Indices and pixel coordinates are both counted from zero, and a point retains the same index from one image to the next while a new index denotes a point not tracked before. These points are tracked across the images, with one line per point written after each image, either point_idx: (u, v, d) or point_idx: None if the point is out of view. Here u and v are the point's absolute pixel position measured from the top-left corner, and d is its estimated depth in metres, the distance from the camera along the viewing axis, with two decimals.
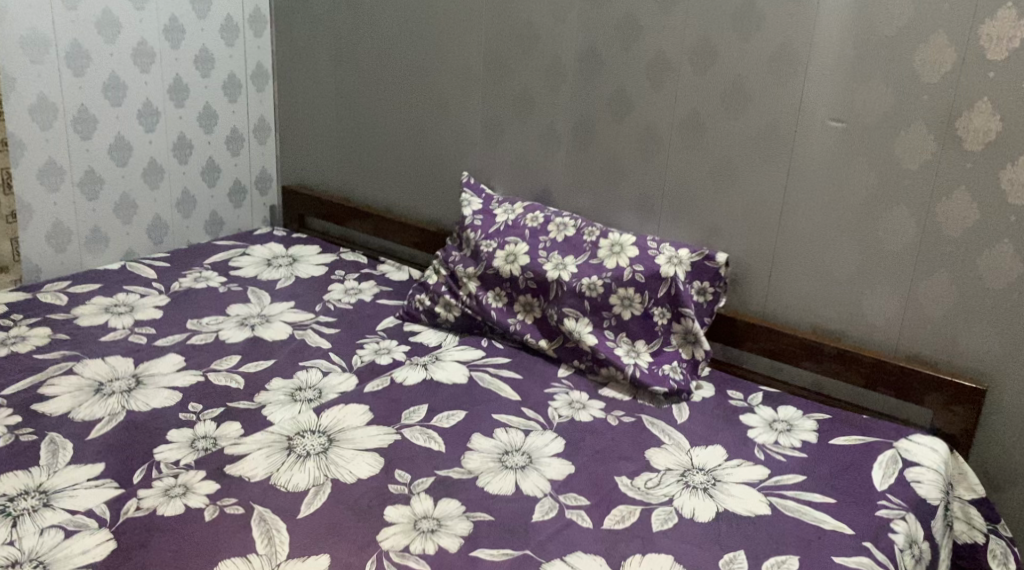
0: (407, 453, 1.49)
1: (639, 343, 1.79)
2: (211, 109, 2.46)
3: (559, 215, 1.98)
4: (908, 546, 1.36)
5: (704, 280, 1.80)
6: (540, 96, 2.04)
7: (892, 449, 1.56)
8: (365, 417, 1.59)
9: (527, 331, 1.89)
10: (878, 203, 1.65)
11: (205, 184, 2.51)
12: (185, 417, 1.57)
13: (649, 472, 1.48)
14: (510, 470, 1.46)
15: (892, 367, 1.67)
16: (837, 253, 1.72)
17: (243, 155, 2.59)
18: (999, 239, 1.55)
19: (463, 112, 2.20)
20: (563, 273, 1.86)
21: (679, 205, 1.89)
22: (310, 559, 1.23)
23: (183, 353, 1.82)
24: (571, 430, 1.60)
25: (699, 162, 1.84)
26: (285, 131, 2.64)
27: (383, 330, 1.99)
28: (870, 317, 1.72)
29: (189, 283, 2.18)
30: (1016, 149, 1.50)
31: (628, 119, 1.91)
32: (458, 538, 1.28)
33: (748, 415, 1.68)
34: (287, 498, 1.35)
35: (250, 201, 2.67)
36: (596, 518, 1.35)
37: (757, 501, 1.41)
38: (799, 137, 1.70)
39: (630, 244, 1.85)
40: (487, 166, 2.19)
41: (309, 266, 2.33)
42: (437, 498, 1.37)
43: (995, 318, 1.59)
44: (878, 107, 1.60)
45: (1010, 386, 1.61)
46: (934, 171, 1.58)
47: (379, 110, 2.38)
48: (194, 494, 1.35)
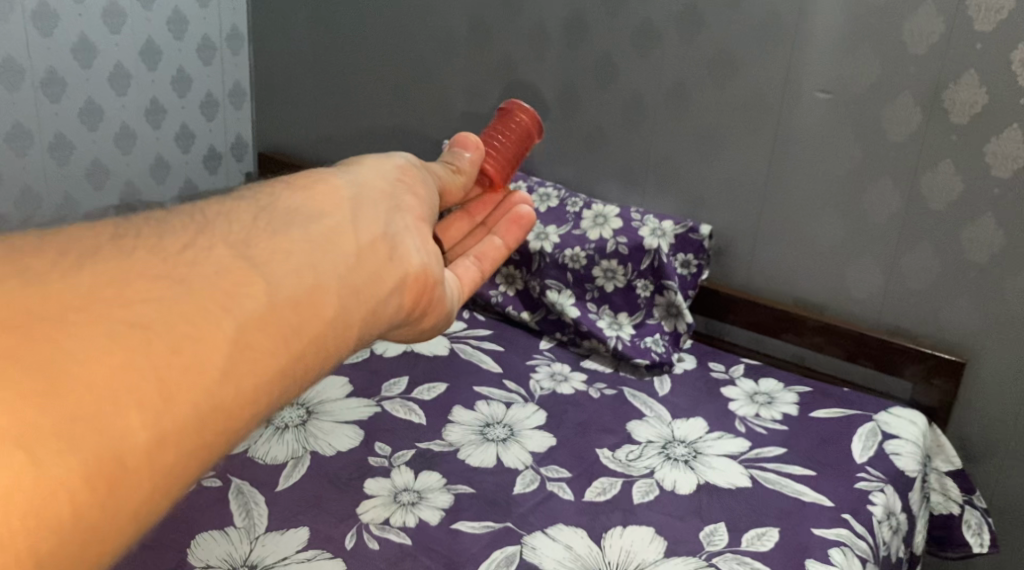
0: (387, 425, 1.47)
1: (621, 314, 1.79)
2: (185, 73, 2.40)
3: (542, 185, 1.95)
4: (887, 517, 1.37)
5: (688, 252, 1.79)
6: (524, 63, 2.00)
7: (872, 421, 1.57)
8: (344, 389, 1.57)
9: (509, 303, 1.87)
10: (863, 176, 1.64)
11: (179, 149, 2.46)
12: None
13: (630, 445, 1.48)
14: (491, 442, 1.45)
15: (874, 341, 1.68)
16: (821, 225, 1.72)
17: (219, 121, 2.54)
18: (982, 212, 1.54)
19: (445, 79, 2.16)
20: (546, 244, 1.84)
21: (664, 175, 1.87)
22: (289, 531, 1.21)
23: None
24: (552, 403, 1.59)
25: (684, 132, 1.82)
26: (263, 97, 2.58)
27: None
28: (852, 290, 1.73)
29: None
30: (1002, 120, 1.48)
31: (613, 88, 1.88)
32: (438, 510, 1.27)
33: (729, 388, 1.68)
34: (265, 471, 1.33)
35: (226, 168, 2.62)
36: (578, 490, 1.35)
37: (738, 474, 1.40)
38: (784, 107, 1.69)
39: (613, 214, 1.83)
40: (470, 135, 2.15)
41: None
42: (418, 471, 1.36)
43: (976, 291, 1.59)
44: (865, 78, 1.59)
45: (990, 359, 1.61)
46: (919, 143, 1.57)
47: (359, 75, 2.33)
48: None
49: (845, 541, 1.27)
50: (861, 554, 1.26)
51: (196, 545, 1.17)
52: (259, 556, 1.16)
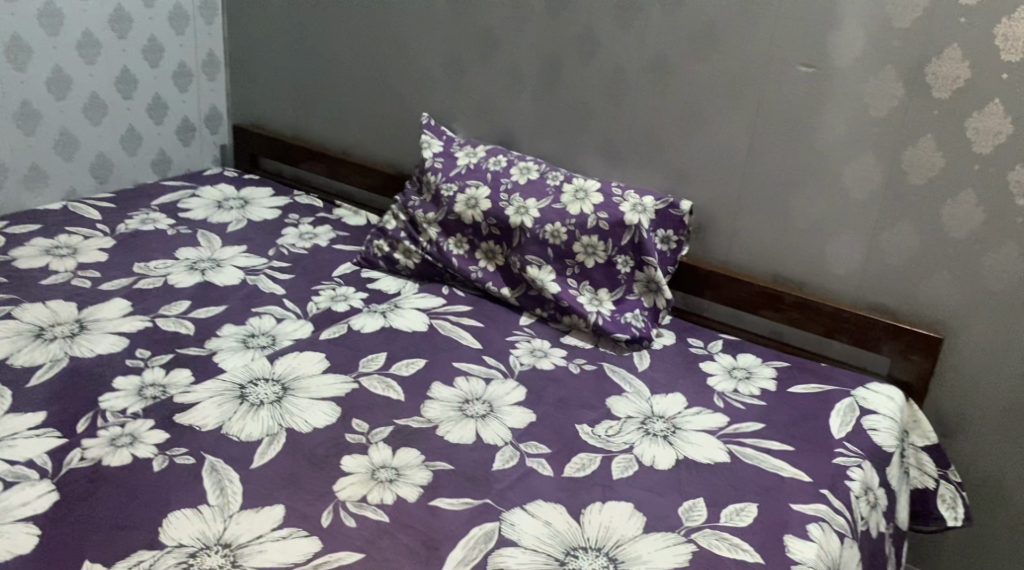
0: (364, 401, 1.45)
1: (602, 291, 1.77)
2: (156, 41, 2.34)
3: (522, 159, 1.93)
4: (864, 492, 1.37)
5: (669, 228, 1.78)
6: (504, 34, 1.97)
7: (850, 397, 1.57)
8: (321, 365, 1.55)
9: (488, 279, 1.85)
10: (845, 151, 1.63)
11: (152, 121, 2.41)
12: (133, 364, 1.52)
13: (609, 421, 1.47)
14: (470, 418, 1.43)
15: (852, 316, 1.68)
16: (802, 201, 1.71)
17: (192, 92, 2.49)
18: (962, 188, 1.54)
19: (424, 50, 2.12)
20: (526, 219, 1.81)
21: (645, 150, 1.86)
22: (265, 510, 1.20)
23: (130, 297, 1.76)
24: (532, 379, 1.58)
25: (666, 105, 1.80)
26: (237, 67, 2.53)
27: (340, 276, 1.94)
28: (831, 266, 1.72)
29: (136, 226, 2.09)
30: (984, 95, 1.48)
31: (595, 61, 1.86)
32: (416, 487, 1.26)
33: (708, 363, 1.67)
34: (240, 447, 1.31)
35: (200, 140, 2.57)
36: (557, 466, 1.34)
37: (717, 449, 1.40)
38: (767, 82, 1.67)
39: (594, 190, 1.81)
40: (449, 108, 2.13)
41: (262, 209, 2.26)
42: (396, 447, 1.35)
43: (954, 267, 1.59)
44: (848, 52, 1.57)
45: (967, 334, 1.62)
46: (902, 118, 1.56)
47: (335, 47, 2.29)
48: (142, 444, 1.30)
49: (823, 516, 1.28)
50: (838, 529, 1.27)
51: (169, 523, 1.16)
52: (233, 535, 1.15)
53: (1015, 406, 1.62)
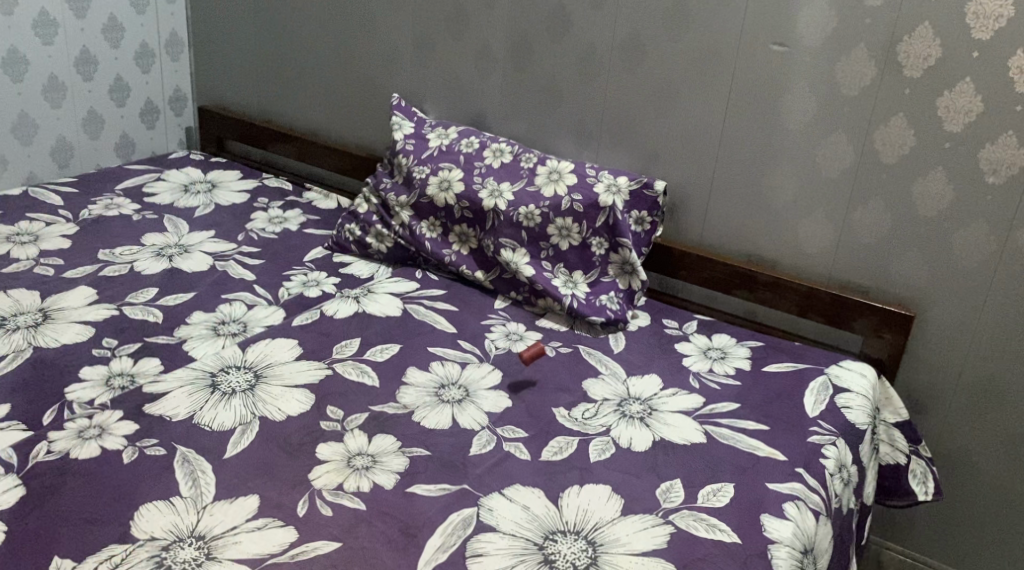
0: (338, 387, 1.44)
1: (576, 273, 1.77)
2: (117, 21, 2.28)
3: (495, 140, 1.91)
4: (838, 470, 1.38)
5: (643, 209, 1.77)
6: (475, 12, 1.94)
7: (824, 376, 1.58)
8: (293, 352, 1.52)
9: (462, 262, 1.84)
10: (818, 130, 1.63)
11: (114, 103, 2.35)
12: (99, 353, 1.49)
13: (586, 403, 1.46)
14: (446, 403, 1.42)
15: (825, 295, 1.68)
16: (774, 181, 1.71)
17: (155, 73, 2.43)
18: (933, 166, 1.55)
19: (392, 28, 2.08)
20: (499, 201, 1.80)
21: (619, 130, 1.85)
22: (238, 501, 1.18)
23: (95, 285, 1.72)
24: (508, 362, 1.57)
25: (639, 85, 1.79)
26: (201, 47, 2.48)
27: (311, 261, 1.92)
28: (804, 246, 1.73)
29: (100, 211, 2.05)
30: (954, 73, 1.48)
31: (566, 39, 1.84)
32: (393, 474, 1.25)
33: (683, 343, 1.68)
34: (212, 437, 1.29)
35: (164, 122, 2.51)
36: (535, 450, 1.33)
37: (693, 430, 1.41)
38: (740, 61, 1.66)
39: (568, 171, 1.80)
40: (420, 88, 2.10)
41: (229, 193, 2.22)
42: (371, 434, 1.33)
43: (925, 245, 1.60)
44: (820, 30, 1.57)
45: (937, 312, 1.64)
46: (874, 97, 1.56)
47: (302, 26, 2.25)
48: (110, 436, 1.27)
49: (799, 495, 1.29)
50: (814, 507, 1.28)
51: (140, 516, 1.14)
52: (207, 526, 1.13)
53: (983, 381, 1.64)
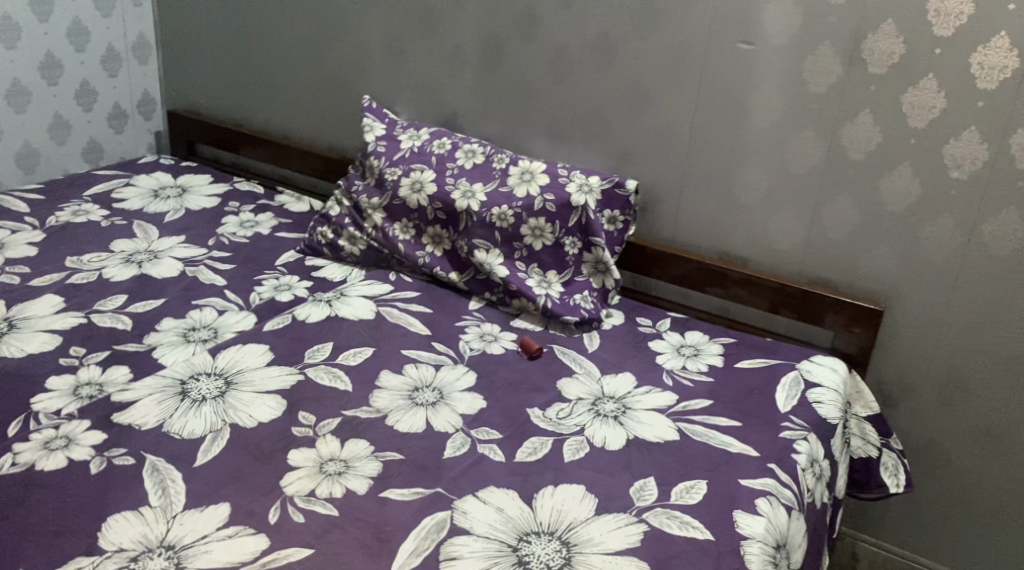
0: (311, 392, 1.43)
1: (550, 273, 1.77)
2: (82, 25, 2.25)
3: (467, 141, 1.90)
4: (810, 465, 1.39)
5: (615, 208, 1.78)
6: (445, 12, 1.94)
7: (796, 371, 1.59)
8: (265, 357, 1.51)
9: (436, 264, 1.83)
10: (786, 128, 1.65)
11: (80, 108, 2.32)
12: (67, 362, 1.47)
13: (560, 403, 1.47)
14: (420, 406, 1.42)
15: (796, 291, 1.70)
16: (744, 178, 1.72)
17: (122, 77, 2.40)
18: (899, 161, 1.57)
19: (363, 30, 2.08)
20: (472, 202, 1.79)
21: (590, 129, 1.85)
22: (210, 509, 1.17)
23: (63, 293, 1.70)
24: (481, 363, 1.57)
25: (609, 84, 1.79)
26: (169, 50, 2.45)
27: (283, 265, 1.90)
28: (775, 242, 1.74)
29: (67, 218, 2.02)
30: (918, 70, 1.50)
31: (536, 40, 1.84)
32: (366, 479, 1.24)
33: (656, 341, 1.68)
34: (182, 445, 1.28)
35: (133, 127, 2.49)
36: (509, 451, 1.33)
37: (666, 427, 1.41)
38: (708, 60, 1.67)
39: (540, 171, 1.80)
40: (391, 89, 2.09)
41: (200, 197, 2.20)
42: (344, 439, 1.33)
43: (893, 240, 1.62)
44: (786, 29, 1.58)
45: (906, 306, 1.66)
46: (840, 94, 1.58)
47: (272, 29, 2.23)
48: (78, 446, 1.26)
49: (772, 490, 1.29)
50: (786, 502, 1.29)
51: (108, 527, 1.12)
52: (177, 536, 1.12)
53: (952, 373, 1.66)
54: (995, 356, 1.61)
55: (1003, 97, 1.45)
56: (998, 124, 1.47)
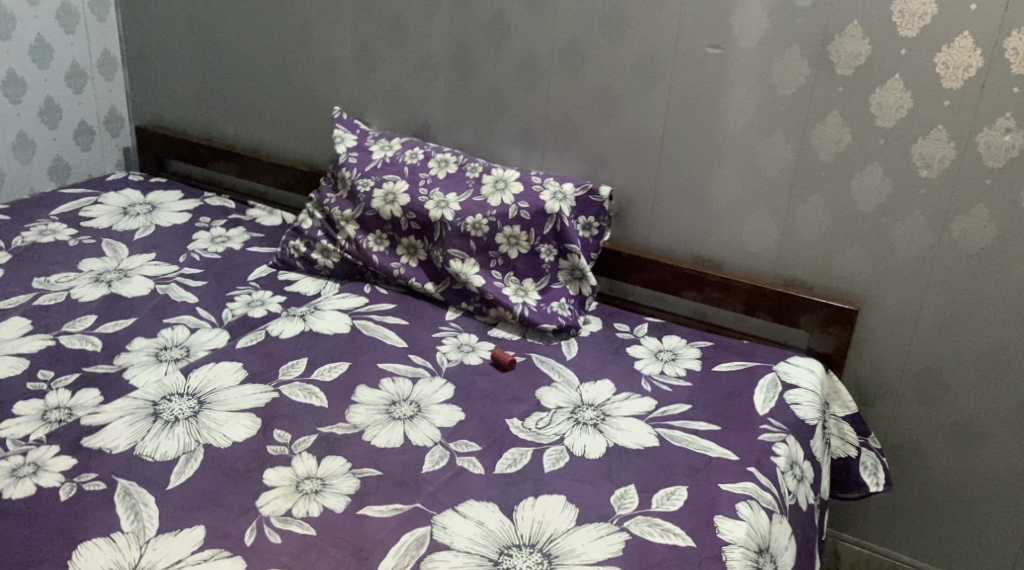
0: (286, 410, 1.41)
1: (527, 281, 1.76)
2: (44, 41, 2.21)
3: (440, 151, 1.89)
4: (790, 467, 1.39)
5: (589, 214, 1.78)
6: (414, 22, 1.93)
7: (773, 373, 1.59)
8: (239, 375, 1.49)
9: (412, 275, 1.82)
10: (756, 131, 1.65)
11: (45, 125, 2.28)
12: (34, 386, 1.44)
13: (539, 412, 1.46)
14: (398, 420, 1.40)
15: (771, 293, 1.70)
16: (717, 181, 1.72)
17: (88, 93, 2.37)
18: (870, 161, 1.58)
19: (331, 41, 2.06)
20: (446, 212, 1.78)
21: (562, 135, 1.85)
22: (184, 532, 1.15)
23: (30, 315, 1.66)
24: (459, 374, 1.55)
25: (580, 91, 1.79)
26: (135, 65, 2.42)
27: (255, 280, 1.88)
28: (749, 245, 1.75)
29: (33, 238, 1.99)
30: (885, 70, 1.51)
31: (506, 48, 1.84)
32: (343, 496, 1.23)
33: (634, 347, 1.68)
34: (154, 468, 1.25)
35: (100, 143, 2.45)
36: (488, 463, 1.32)
37: (646, 434, 1.41)
38: (677, 65, 1.68)
39: (513, 179, 1.79)
40: (361, 100, 2.07)
41: (170, 214, 2.17)
42: (321, 456, 1.31)
43: (866, 240, 1.63)
44: (754, 32, 1.59)
45: (880, 305, 1.66)
46: (808, 96, 1.58)
47: (239, 42, 2.21)
48: (46, 472, 1.23)
49: (752, 494, 1.29)
50: (766, 506, 1.29)
51: (79, 555, 1.10)
52: (150, 562, 1.10)
53: (928, 371, 1.67)
54: (969, 352, 1.62)
55: (969, 95, 1.47)
56: (965, 122, 1.48)
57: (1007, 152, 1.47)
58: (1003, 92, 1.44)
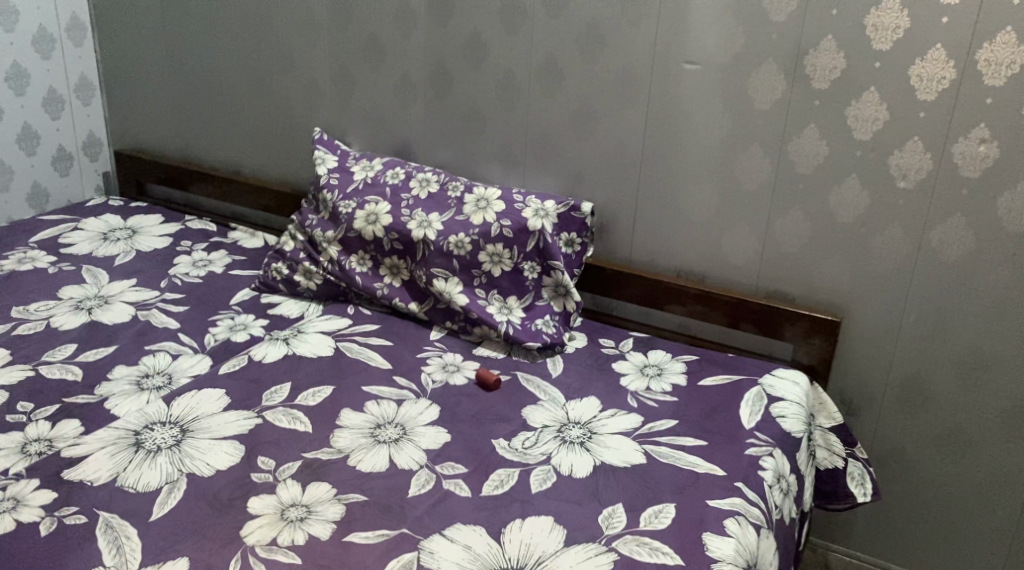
0: (270, 436, 1.40)
1: (511, 298, 1.75)
2: (21, 68, 2.20)
3: (421, 170, 1.89)
4: (777, 481, 1.39)
5: (572, 230, 1.78)
6: (392, 42, 1.93)
7: (758, 386, 1.59)
8: (221, 402, 1.48)
9: (395, 295, 1.81)
10: (734, 145, 1.66)
11: (23, 152, 2.26)
12: (13, 419, 1.42)
13: (525, 432, 1.45)
14: (383, 444, 1.39)
15: (754, 306, 1.70)
16: (697, 196, 1.73)
17: (65, 119, 2.35)
18: (848, 173, 1.59)
19: (310, 63, 2.06)
20: (428, 231, 1.78)
21: (542, 153, 1.85)
22: (167, 565, 1.14)
23: (9, 346, 1.65)
24: (444, 395, 1.55)
25: (559, 108, 1.80)
26: (113, 90, 2.41)
27: (238, 304, 1.87)
28: (730, 258, 1.75)
29: (12, 266, 1.97)
30: (859, 83, 1.53)
31: (484, 67, 1.84)
32: (329, 524, 1.22)
33: (619, 363, 1.68)
34: (136, 499, 1.24)
35: (79, 169, 2.44)
36: (475, 485, 1.32)
37: (633, 451, 1.40)
38: (654, 81, 1.68)
39: (495, 198, 1.79)
40: (341, 121, 2.07)
41: (151, 238, 2.15)
42: (306, 483, 1.30)
43: (846, 251, 1.64)
44: (729, 47, 1.60)
45: (863, 315, 1.67)
46: (785, 109, 1.60)
47: (217, 64, 2.20)
48: (26, 507, 1.22)
49: (739, 510, 1.29)
50: (754, 521, 1.29)
51: None
52: None
53: (911, 380, 1.68)
54: (951, 360, 1.63)
55: (943, 107, 1.48)
56: (940, 133, 1.50)
57: (982, 162, 1.49)
58: (976, 103, 1.46)
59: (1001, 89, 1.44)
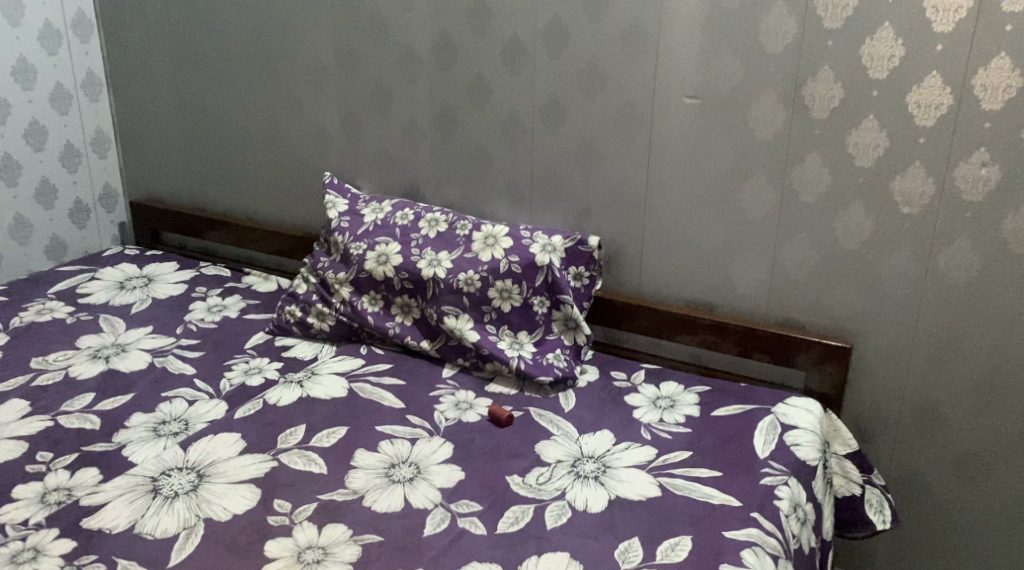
0: (286, 479, 1.41)
1: (521, 334, 1.77)
2: (38, 124, 2.26)
3: (429, 211, 1.92)
4: (793, 510, 1.39)
5: (580, 265, 1.79)
6: (398, 86, 1.97)
7: (771, 415, 1.59)
8: (237, 446, 1.49)
9: (407, 333, 1.83)
10: (738, 176, 1.68)
11: (41, 205, 2.31)
12: (34, 469, 1.44)
13: (539, 467, 1.45)
14: (398, 483, 1.40)
15: (765, 334, 1.71)
16: (703, 226, 1.75)
17: (82, 172, 2.41)
18: (852, 200, 1.60)
19: (318, 109, 2.10)
20: (438, 270, 1.80)
21: (548, 189, 1.87)
22: None
23: (29, 396, 1.67)
24: (457, 433, 1.55)
25: (563, 145, 1.82)
26: (128, 142, 2.47)
27: (252, 347, 1.89)
28: (739, 287, 1.76)
29: (31, 318, 2.00)
30: (859, 112, 1.54)
31: (489, 107, 1.88)
32: (346, 565, 1.22)
33: (632, 395, 1.68)
34: (155, 546, 1.25)
35: (95, 221, 2.48)
36: (490, 522, 1.32)
37: (647, 484, 1.41)
38: (656, 116, 1.71)
39: (503, 234, 1.81)
40: (350, 164, 2.11)
41: (166, 286, 2.19)
42: (322, 525, 1.30)
43: (853, 277, 1.65)
44: (729, 81, 1.63)
45: (874, 341, 1.67)
46: (786, 139, 1.61)
47: (228, 113, 2.25)
48: (46, 557, 1.23)
49: (756, 540, 1.29)
50: (771, 551, 1.28)
51: None
52: None
53: (927, 405, 1.67)
54: (964, 383, 1.63)
55: (943, 133, 1.50)
56: (941, 158, 1.51)
57: (984, 185, 1.50)
58: (975, 127, 1.47)
59: (1000, 113, 1.45)
